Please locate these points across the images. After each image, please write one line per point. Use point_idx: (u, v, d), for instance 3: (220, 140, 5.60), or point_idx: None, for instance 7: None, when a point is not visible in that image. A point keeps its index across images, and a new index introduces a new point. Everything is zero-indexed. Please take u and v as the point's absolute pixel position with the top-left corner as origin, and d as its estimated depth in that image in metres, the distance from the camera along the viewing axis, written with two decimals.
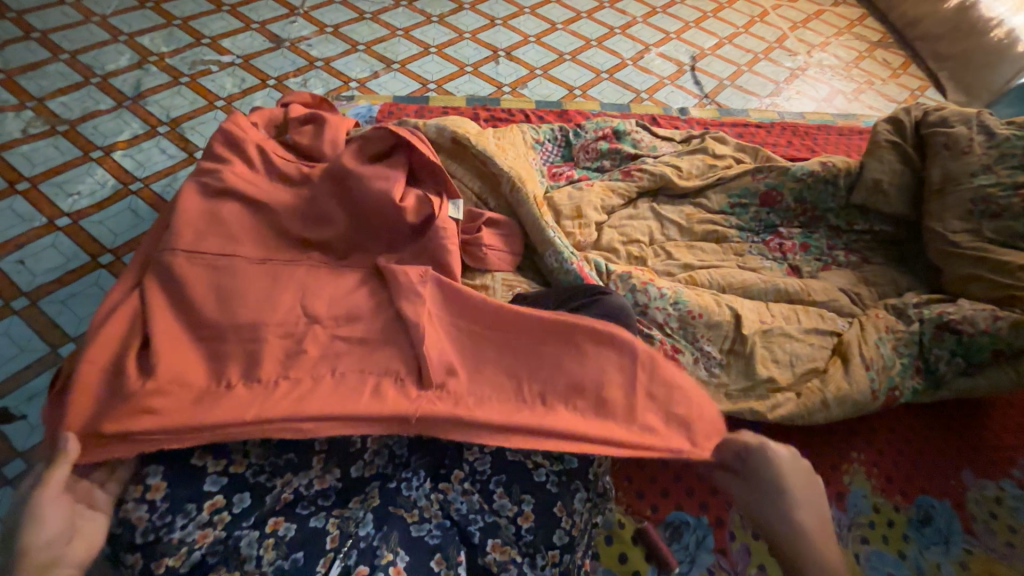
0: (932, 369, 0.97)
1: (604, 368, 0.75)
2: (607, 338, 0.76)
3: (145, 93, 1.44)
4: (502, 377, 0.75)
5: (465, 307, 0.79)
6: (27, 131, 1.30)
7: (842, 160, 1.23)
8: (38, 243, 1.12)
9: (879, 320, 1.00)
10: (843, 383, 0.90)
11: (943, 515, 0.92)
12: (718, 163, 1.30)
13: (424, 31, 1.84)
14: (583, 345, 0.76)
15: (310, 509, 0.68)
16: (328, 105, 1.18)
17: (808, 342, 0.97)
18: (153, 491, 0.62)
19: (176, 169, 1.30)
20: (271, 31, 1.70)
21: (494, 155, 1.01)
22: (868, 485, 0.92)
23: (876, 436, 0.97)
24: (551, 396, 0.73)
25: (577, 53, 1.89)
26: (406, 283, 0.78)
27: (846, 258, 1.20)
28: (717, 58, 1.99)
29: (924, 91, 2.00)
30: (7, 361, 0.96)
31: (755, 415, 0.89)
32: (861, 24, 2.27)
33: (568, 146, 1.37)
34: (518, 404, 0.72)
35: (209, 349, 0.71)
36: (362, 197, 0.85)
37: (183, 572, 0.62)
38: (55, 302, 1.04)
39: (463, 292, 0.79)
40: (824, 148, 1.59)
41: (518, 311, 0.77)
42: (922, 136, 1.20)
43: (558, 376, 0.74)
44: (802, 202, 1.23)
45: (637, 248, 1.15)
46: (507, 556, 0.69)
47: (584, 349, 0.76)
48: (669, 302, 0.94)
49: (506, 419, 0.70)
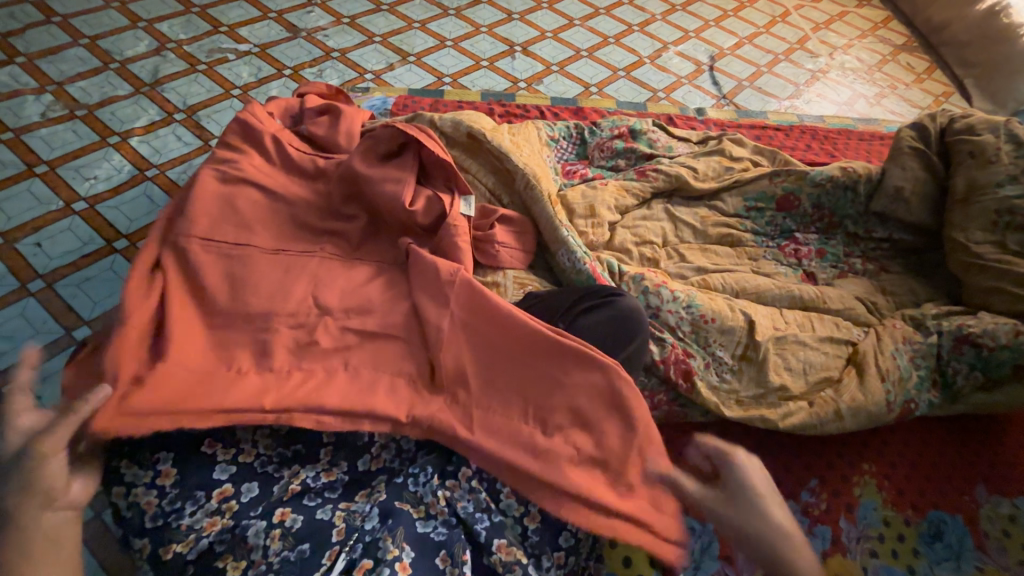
0: (949, 383, 0.95)
1: (615, 417, 0.73)
2: (623, 393, 0.73)
3: (163, 80, 1.45)
4: (511, 395, 0.73)
5: (491, 316, 0.75)
6: (46, 114, 1.31)
7: (862, 166, 1.20)
8: (55, 227, 1.13)
9: (897, 331, 0.98)
10: (857, 394, 0.89)
11: (956, 532, 0.90)
12: (735, 166, 1.28)
13: (441, 24, 1.83)
14: (599, 390, 0.73)
15: (318, 501, 0.68)
16: (344, 97, 1.17)
17: (822, 350, 0.95)
18: (163, 477, 0.65)
19: (192, 157, 1.30)
20: (289, 21, 1.70)
21: (509, 151, 1.00)
22: (878, 498, 0.91)
23: (888, 448, 0.95)
24: (553, 422, 0.72)
25: (594, 50, 1.87)
26: (434, 279, 0.77)
27: (863, 266, 1.18)
28: (736, 58, 1.95)
29: (949, 97, 1.96)
30: (23, 341, 0.98)
31: (766, 423, 0.88)
32: (885, 27, 2.22)
33: (583, 144, 1.36)
34: (517, 427, 0.71)
35: (221, 337, 0.71)
36: (376, 190, 0.85)
37: (190, 559, 0.62)
38: (71, 286, 1.05)
39: (491, 303, 0.75)
40: (844, 153, 1.56)
41: (543, 337, 0.74)
42: (947, 143, 1.17)
43: (566, 403, 0.73)
44: (820, 208, 1.21)
45: (650, 249, 1.13)
46: (513, 557, 0.67)
47: (599, 394, 0.73)
48: (682, 305, 0.93)
49: (501, 443, 0.70)
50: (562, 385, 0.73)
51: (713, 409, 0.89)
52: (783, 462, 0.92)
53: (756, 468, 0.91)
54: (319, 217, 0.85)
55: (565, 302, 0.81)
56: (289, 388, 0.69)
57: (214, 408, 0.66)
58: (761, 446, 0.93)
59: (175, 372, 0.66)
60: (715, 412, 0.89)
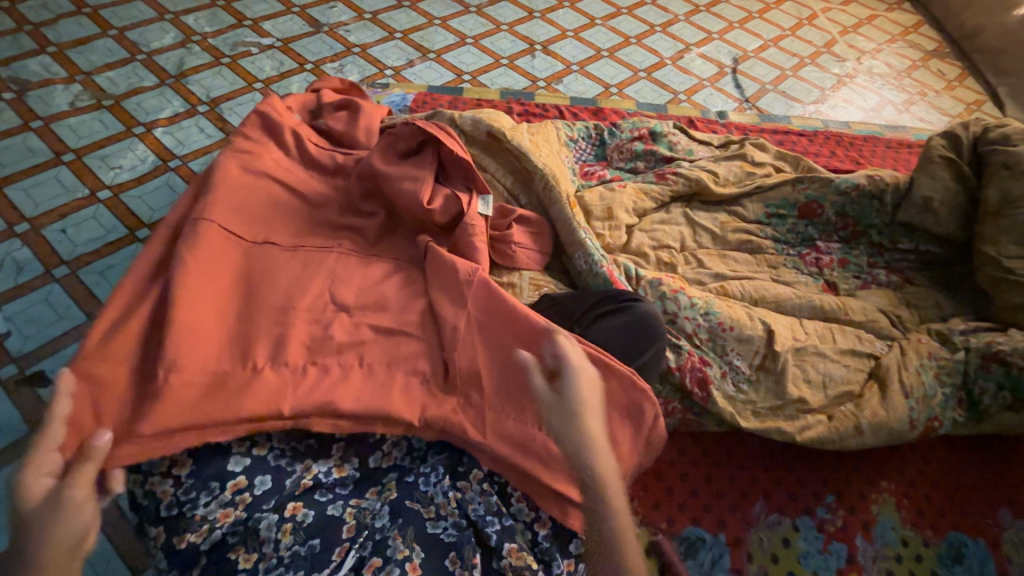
0: (975, 401, 0.92)
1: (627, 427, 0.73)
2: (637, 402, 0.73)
3: (187, 72, 1.46)
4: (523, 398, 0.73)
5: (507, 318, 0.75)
6: (74, 103, 1.34)
7: (890, 175, 1.17)
8: (80, 214, 1.15)
9: (922, 345, 0.95)
10: (879, 410, 0.86)
11: (976, 555, 0.87)
12: (757, 171, 1.25)
13: (462, 21, 1.82)
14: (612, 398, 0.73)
15: (329, 497, 0.68)
16: (357, 91, 1.17)
17: (843, 363, 0.93)
18: (178, 467, 0.66)
19: (213, 149, 1.32)
20: (311, 15, 1.71)
21: (528, 151, 0.99)
22: (897, 516, 0.88)
23: (909, 466, 0.93)
24: None
25: (615, 50, 1.85)
26: (451, 279, 0.77)
27: (887, 277, 1.15)
28: (760, 61, 1.92)
29: (981, 106, 1.90)
30: (47, 326, 1.00)
31: (783, 435, 0.86)
32: (916, 32, 2.16)
33: (602, 145, 1.34)
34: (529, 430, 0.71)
35: (238, 329, 0.71)
36: (395, 187, 0.85)
37: (204, 549, 0.63)
38: (94, 273, 1.07)
39: (507, 304, 0.75)
40: (869, 161, 1.52)
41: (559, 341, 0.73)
42: (980, 153, 1.13)
43: None
44: (844, 216, 1.18)
45: (668, 253, 1.12)
46: (523, 562, 0.66)
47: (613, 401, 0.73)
48: (700, 312, 0.91)
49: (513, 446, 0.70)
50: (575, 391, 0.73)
51: (729, 419, 0.87)
52: (798, 475, 0.90)
53: (769, 481, 0.89)
54: (337, 212, 0.85)
55: (584, 305, 0.80)
56: (304, 382, 0.69)
57: (230, 399, 0.66)
58: (776, 459, 0.91)
59: (194, 362, 0.66)
60: (731, 422, 0.88)
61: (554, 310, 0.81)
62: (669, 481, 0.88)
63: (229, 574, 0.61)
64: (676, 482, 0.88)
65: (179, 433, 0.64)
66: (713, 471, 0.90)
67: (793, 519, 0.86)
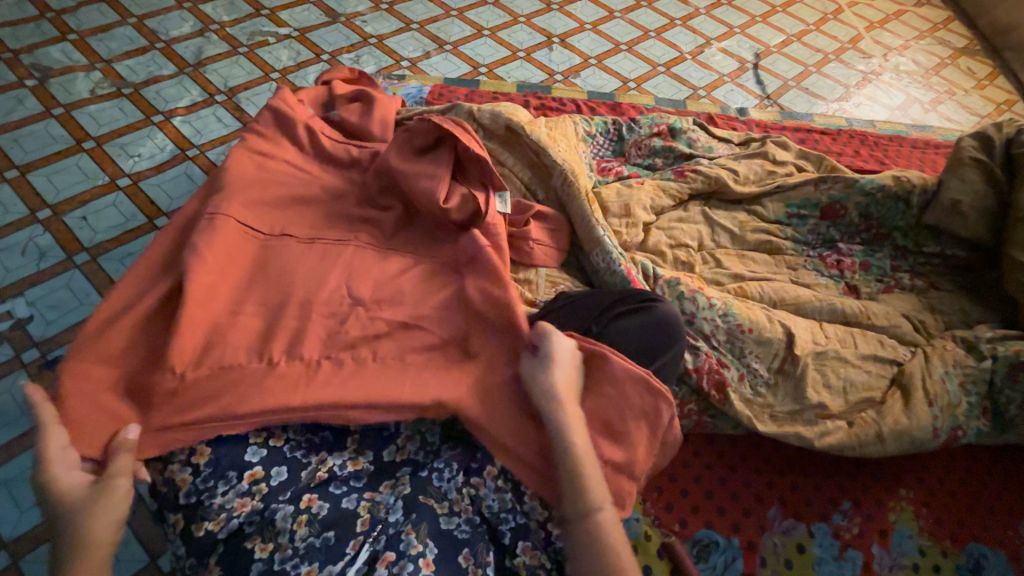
0: (1000, 411, 0.90)
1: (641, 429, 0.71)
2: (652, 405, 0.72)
3: (205, 61, 1.47)
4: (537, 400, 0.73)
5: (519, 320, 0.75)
6: (95, 91, 1.35)
7: (917, 176, 1.14)
8: (100, 201, 1.17)
9: (947, 352, 0.92)
10: (902, 418, 0.85)
11: (997, 567, 0.85)
12: (778, 170, 1.22)
13: (479, 12, 1.80)
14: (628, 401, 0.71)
15: (343, 489, 0.68)
16: (368, 80, 1.16)
17: (864, 368, 0.91)
18: (197, 456, 0.66)
19: (231, 138, 1.32)
20: (328, 5, 1.70)
21: (547, 145, 0.98)
22: (915, 525, 0.86)
23: (928, 474, 0.91)
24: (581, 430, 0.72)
25: (634, 44, 1.82)
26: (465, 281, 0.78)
27: (911, 281, 1.12)
28: (782, 57, 1.87)
29: (1012, 106, 1.84)
30: (68, 312, 1.01)
31: (802, 440, 0.85)
32: (946, 28, 2.09)
33: (620, 140, 1.32)
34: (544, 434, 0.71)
35: (256, 320, 0.72)
36: (413, 183, 0.84)
37: (221, 537, 0.64)
38: (114, 260, 1.09)
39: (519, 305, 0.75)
40: (894, 161, 1.48)
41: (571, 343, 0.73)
42: (1013, 156, 1.09)
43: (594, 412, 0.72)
44: (868, 218, 1.15)
45: (685, 252, 1.10)
46: (536, 561, 0.68)
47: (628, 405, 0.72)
48: (719, 313, 0.90)
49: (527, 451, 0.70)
50: (591, 395, 0.73)
51: (745, 422, 0.86)
52: (815, 481, 0.88)
53: (785, 486, 0.88)
54: (354, 204, 0.85)
55: (602, 304, 0.79)
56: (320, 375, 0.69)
57: (248, 390, 0.66)
58: (792, 463, 0.90)
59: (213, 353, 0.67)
60: (747, 425, 0.87)
61: (571, 307, 0.80)
62: (683, 482, 0.87)
63: (246, 564, 0.62)
64: (689, 484, 0.87)
65: (198, 422, 0.65)
66: (728, 473, 0.89)
67: (808, 525, 0.85)
